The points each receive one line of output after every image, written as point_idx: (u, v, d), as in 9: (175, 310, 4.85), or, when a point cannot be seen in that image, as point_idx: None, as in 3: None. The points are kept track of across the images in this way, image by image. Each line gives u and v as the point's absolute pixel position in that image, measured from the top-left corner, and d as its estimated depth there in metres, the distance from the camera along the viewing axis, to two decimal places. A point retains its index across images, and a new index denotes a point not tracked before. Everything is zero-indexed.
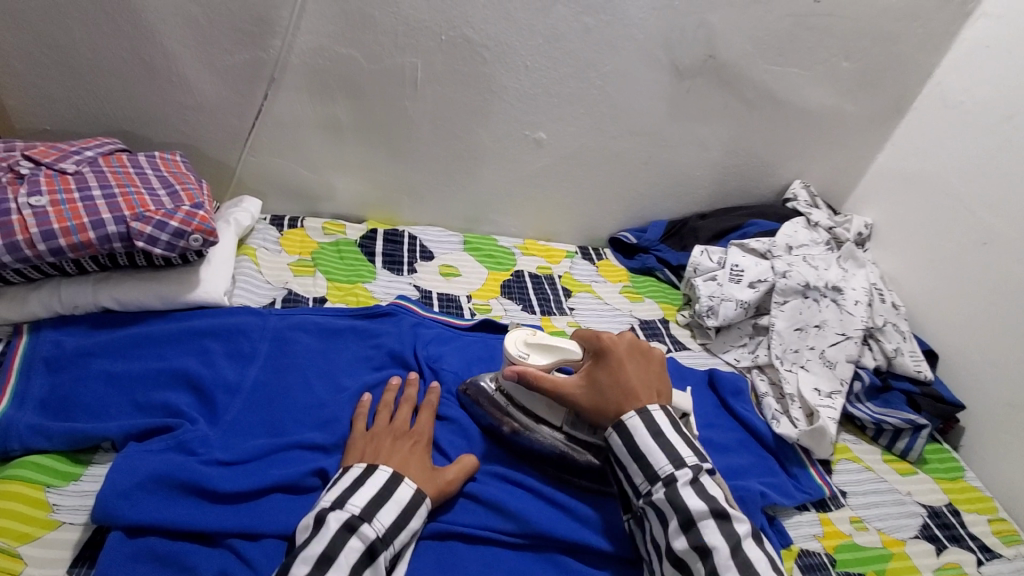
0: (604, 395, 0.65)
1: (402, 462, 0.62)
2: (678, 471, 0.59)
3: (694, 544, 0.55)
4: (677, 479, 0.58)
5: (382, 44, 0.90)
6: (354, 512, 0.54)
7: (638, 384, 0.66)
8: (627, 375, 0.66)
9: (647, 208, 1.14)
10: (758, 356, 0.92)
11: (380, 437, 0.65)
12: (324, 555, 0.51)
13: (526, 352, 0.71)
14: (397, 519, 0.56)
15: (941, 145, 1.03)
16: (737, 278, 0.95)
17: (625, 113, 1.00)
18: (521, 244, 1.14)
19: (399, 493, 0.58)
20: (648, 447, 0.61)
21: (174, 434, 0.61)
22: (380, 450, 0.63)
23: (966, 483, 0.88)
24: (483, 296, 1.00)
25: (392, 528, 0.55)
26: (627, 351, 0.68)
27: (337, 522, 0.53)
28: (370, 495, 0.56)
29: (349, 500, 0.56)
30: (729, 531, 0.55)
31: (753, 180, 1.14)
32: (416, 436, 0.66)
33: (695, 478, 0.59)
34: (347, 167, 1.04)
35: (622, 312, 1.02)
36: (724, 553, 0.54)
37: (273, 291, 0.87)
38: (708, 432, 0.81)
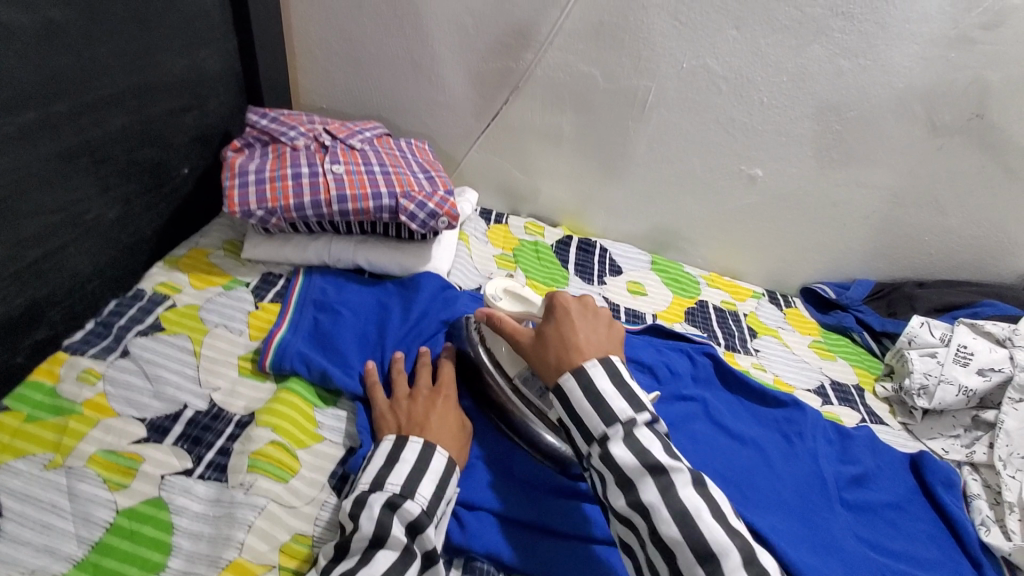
0: (547, 348, 0.61)
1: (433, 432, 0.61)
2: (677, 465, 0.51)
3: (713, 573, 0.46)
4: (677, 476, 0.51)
5: (623, 66, 0.96)
6: (394, 491, 0.54)
7: (588, 342, 0.60)
8: (572, 330, 0.61)
9: (854, 265, 1.09)
10: (975, 453, 0.82)
11: (411, 405, 0.64)
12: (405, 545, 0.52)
13: (500, 297, 0.80)
14: (437, 491, 0.57)
15: None
16: (963, 361, 0.86)
17: (858, 161, 0.96)
18: (705, 275, 1.14)
19: (433, 466, 0.58)
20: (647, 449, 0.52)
21: None
22: (414, 412, 0.63)
23: None
24: (668, 317, 1.00)
25: (434, 500, 0.56)
26: (580, 312, 0.63)
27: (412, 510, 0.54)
28: (406, 480, 0.56)
29: (418, 490, 0.56)
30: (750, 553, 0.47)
31: (992, 258, 1.03)
32: (442, 395, 0.66)
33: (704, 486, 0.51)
34: (557, 174, 1.11)
35: (811, 366, 0.96)
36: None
37: (480, 278, 0.96)
38: (896, 514, 0.74)
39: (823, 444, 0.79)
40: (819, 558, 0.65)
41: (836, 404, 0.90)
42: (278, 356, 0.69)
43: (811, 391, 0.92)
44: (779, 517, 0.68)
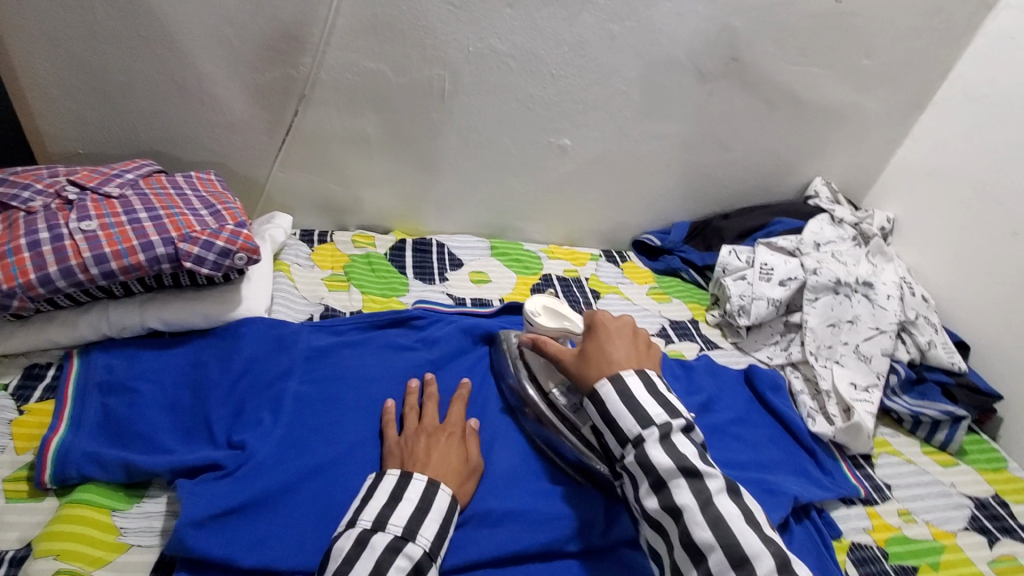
0: (590, 367, 0.65)
1: (433, 469, 0.61)
2: (646, 431, 0.57)
3: (665, 504, 0.55)
4: (645, 438, 0.57)
5: (411, 58, 0.92)
6: (365, 526, 0.54)
7: (622, 356, 0.65)
8: (607, 344, 0.66)
9: (670, 211, 1.17)
10: (792, 353, 0.93)
11: (414, 441, 0.65)
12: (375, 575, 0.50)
13: (540, 313, 0.80)
14: (438, 531, 0.56)
15: (958, 140, 1.04)
16: (766, 276, 0.97)
17: (647, 116, 1.04)
18: (546, 249, 1.16)
19: (437, 507, 0.58)
20: (617, 411, 0.60)
21: (223, 468, 0.61)
22: (420, 450, 0.64)
23: (1009, 473, 0.85)
24: (515, 299, 1.00)
25: (436, 541, 0.56)
26: (619, 328, 0.68)
27: (382, 543, 0.52)
28: (377, 514, 0.55)
29: (390, 520, 0.55)
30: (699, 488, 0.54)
31: (773, 179, 1.17)
32: (447, 433, 0.66)
33: (663, 436, 0.57)
34: (375, 180, 1.06)
35: (652, 313, 1.03)
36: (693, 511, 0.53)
37: (309, 307, 0.88)
38: (742, 428, 0.80)
39: (676, 381, 0.84)
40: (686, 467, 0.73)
41: (677, 342, 0.97)
42: (58, 464, 0.59)
43: (654, 335, 0.98)
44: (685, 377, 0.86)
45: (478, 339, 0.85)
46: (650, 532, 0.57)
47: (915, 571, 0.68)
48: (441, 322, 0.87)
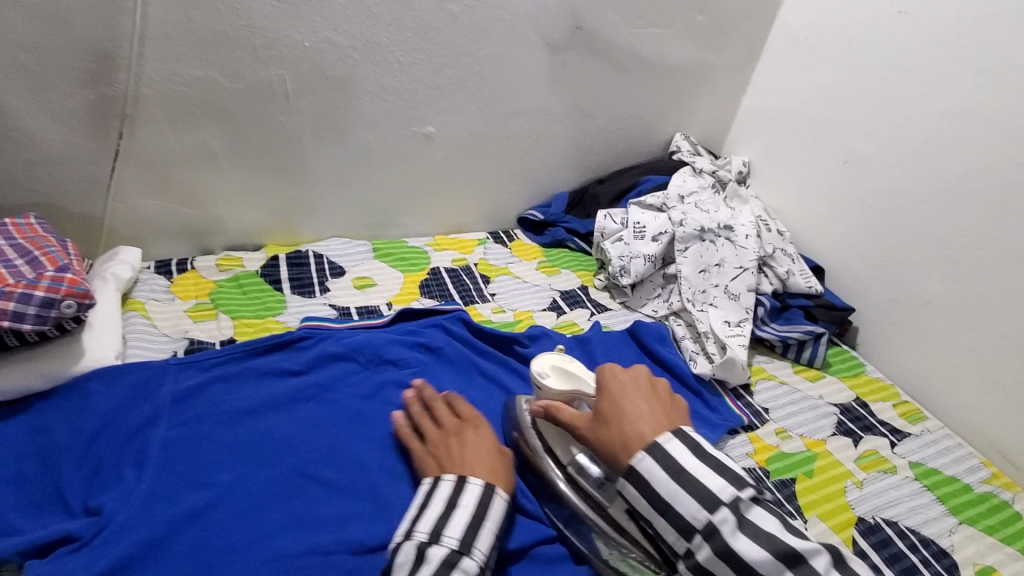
0: (609, 429, 0.58)
1: (480, 469, 0.61)
2: (716, 516, 0.49)
3: (721, 554, 0.49)
4: (717, 524, 0.49)
5: (242, 61, 0.86)
6: (423, 539, 0.54)
7: (644, 414, 0.57)
8: (628, 407, 0.58)
9: (547, 184, 1.19)
10: (672, 303, 0.98)
11: (444, 441, 0.65)
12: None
13: (546, 373, 0.70)
14: (468, 525, 0.56)
15: (791, 82, 1.13)
16: (640, 234, 1.01)
17: (505, 93, 1.04)
18: (432, 241, 1.14)
19: (493, 515, 0.57)
20: (646, 469, 0.53)
21: (80, 540, 0.56)
22: (454, 450, 0.63)
23: (867, 376, 0.95)
24: (403, 299, 0.98)
25: (469, 532, 0.55)
26: (633, 381, 0.61)
27: (438, 556, 0.52)
28: (433, 526, 0.55)
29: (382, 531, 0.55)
30: (756, 531, 0.49)
31: (638, 140, 1.21)
32: (473, 429, 0.66)
33: (739, 519, 0.49)
34: (233, 196, 0.98)
35: (542, 287, 1.05)
36: (767, 568, 0.47)
37: (172, 343, 0.82)
38: None
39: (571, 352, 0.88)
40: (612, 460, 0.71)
41: (569, 311, 1.00)
42: None
43: (546, 309, 1.00)
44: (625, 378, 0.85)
45: (370, 356, 0.80)
46: None
47: (793, 482, 0.75)
48: (329, 339, 0.81)
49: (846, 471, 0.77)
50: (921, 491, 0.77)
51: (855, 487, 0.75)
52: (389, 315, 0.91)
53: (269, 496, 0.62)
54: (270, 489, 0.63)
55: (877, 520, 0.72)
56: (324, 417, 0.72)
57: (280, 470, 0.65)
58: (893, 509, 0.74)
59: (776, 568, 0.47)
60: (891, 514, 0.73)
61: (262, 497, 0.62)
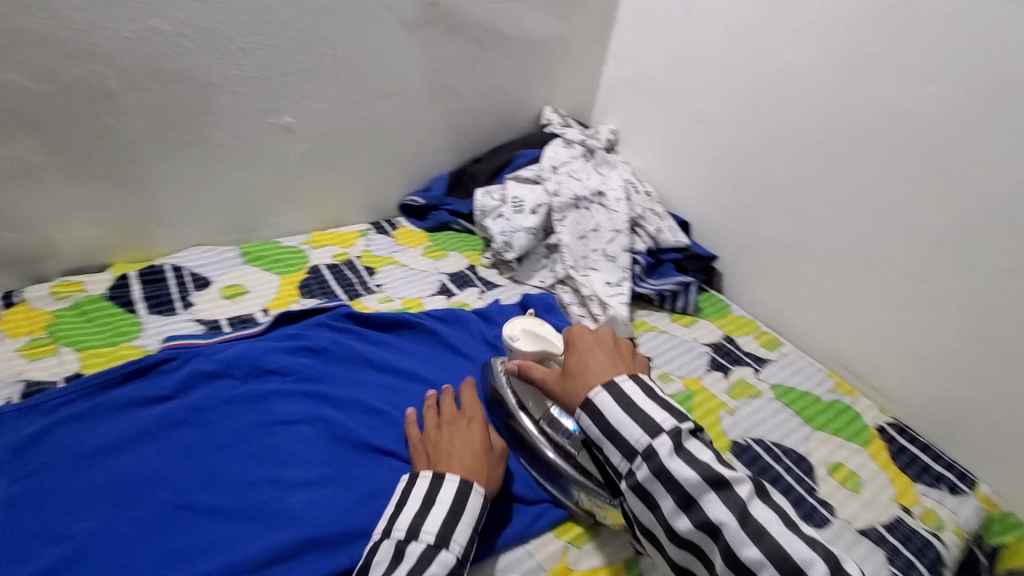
0: (574, 382, 0.61)
1: (459, 462, 0.61)
2: (655, 441, 0.54)
3: (698, 522, 0.51)
4: (658, 451, 0.54)
5: (46, 57, 0.74)
6: (400, 537, 0.54)
7: (603, 365, 0.61)
8: (587, 357, 0.62)
9: (424, 168, 1.17)
10: (557, 272, 1.01)
11: (436, 433, 0.66)
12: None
13: (518, 334, 0.77)
14: (446, 517, 0.56)
15: (642, 50, 1.19)
16: (519, 209, 1.03)
17: (365, 77, 1.00)
18: (308, 239, 1.09)
19: (468, 512, 0.57)
20: (621, 422, 0.56)
21: None
22: (441, 442, 0.64)
23: (732, 314, 1.05)
24: (281, 303, 0.92)
25: (447, 526, 0.55)
26: (598, 337, 0.64)
27: (418, 551, 0.53)
28: (410, 521, 0.55)
29: (393, 526, 0.55)
30: (732, 498, 0.51)
31: (509, 116, 1.22)
32: (471, 421, 0.67)
33: (677, 446, 0.54)
34: (63, 213, 0.86)
35: (429, 272, 1.04)
36: (733, 526, 0.50)
37: (3, 390, 0.71)
38: None
39: (466, 330, 0.88)
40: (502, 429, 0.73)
41: (458, 292, 0.99)
42: None
43: (435, 293, 0.99)
44: None
45: (249, 368, 0.75)
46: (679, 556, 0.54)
47: None
48: (198, 356, 0.74)
49: (720, 402, 0.85)
50: (782, 408, 0.86)
51: (728, 415, 0.83)
52: (265, 322, 0.85)
53: (141, 540, 0.56)
54: (143, 529, 0.57)
55: (748, 441, 0.80)
56: (200, 441, 0.66)
57: (154, 508, 0.59)
58: (760, 429, 0.82)
59: (705, 492, 0.52)
60: (758, 433, 0.82)
61: (133, 540, 0.56)
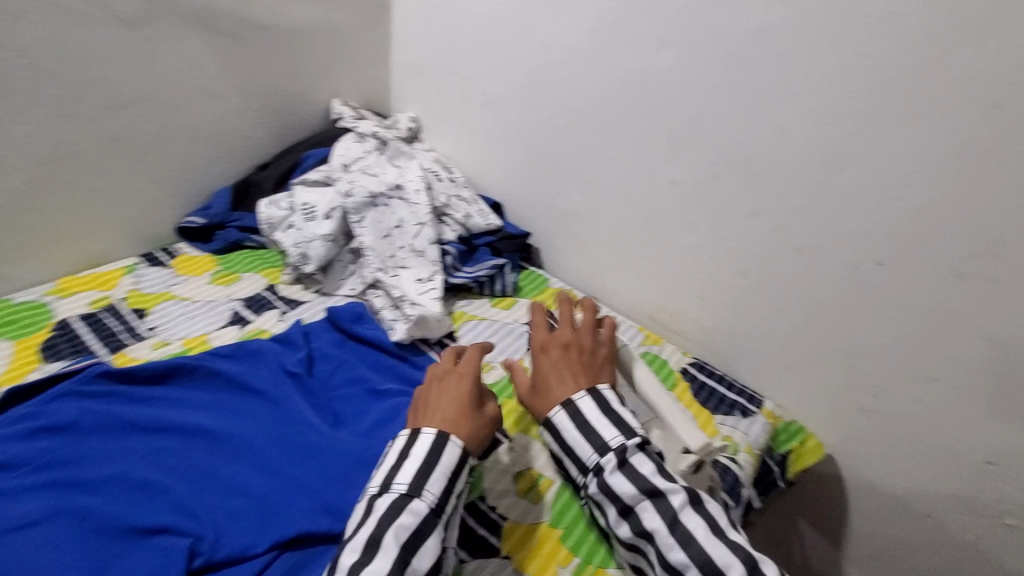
0: (547, 385, 0.70)
1: (443, 424, 0.64)
2: (603, 458, 0.63)
3: (637, 530, 0.60)
4: (605, 467, 0.63)
5: None
6: (373, 492, 0.59)
7: (566, 375, 0.70)
8: (555, 377, 0.70)
9: (197, 183, 1.02)
10: (365, 277, 0.94)
11: (428, 389, 0.68)
12: (374, 538, 0.54)
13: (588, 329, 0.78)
14: (441, 483, 0.59)
15: (423, 32, 1.14)
16: (311, 216, 0.94)
17: (83, 86, 0.83)
18: (53, 287, 0.89)
19: (444, 462, 0.60)
20: (575, 441, 0.65)
21: None
22: (442, 396, 0.67)
23: (552, 287, 1.07)
24: (16, 374, 0.75)
25: (442, 494, 0.59)
26: (572, 335, 0.74)
27: (385, 503, 0.57)
28: (384, 477, 0.60)
29: (394, 480, 0.59)
30: (664, 508, 0.59)
31: (291, 114, 1.11)
32: (461, 372, 0.68)
33: (622, 461, 0.62)
34: None
35: (219, 301, 0.91)
36: (664, 533, 0.58)
37: None
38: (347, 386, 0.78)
39: (262, 362, 0.78)
40: (308, 466, 0.65)
41: (255, 318, 0.88)
42: None
43: (226, 324, 0.87)
44: (346, 376, 0.79)
45: None
46: (630, 555, 0.62)
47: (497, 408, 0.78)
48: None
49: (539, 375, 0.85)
50: None
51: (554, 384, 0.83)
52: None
53: None
54: None
55: None
56: None
57: None
58: None
59: (646, 499, 0.60)
60: None
61: None
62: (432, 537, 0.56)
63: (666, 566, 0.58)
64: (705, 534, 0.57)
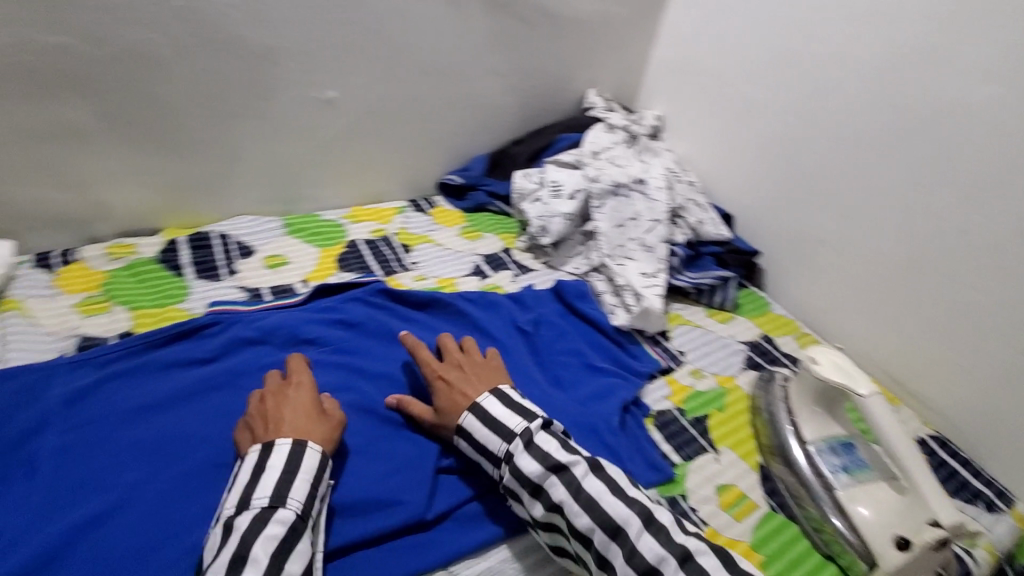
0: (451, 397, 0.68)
1: (297, 429, 0.60)
2: (510, 445, 0.62)
3: (547, 507, 0.59)
4: (513, 453, 0.62)
5: (105, 23, 0.76)
6: (262, 505, 0.53)
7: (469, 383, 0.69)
8: (459, 393, 0.68)
9: (463, 147, 1.17)
10: (592, 259, 0.99)
11: (262, 406, 0.64)
12: (239, 555, 0.49)
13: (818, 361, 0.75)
14: (309, 489, 0.56)
15: (694, 34, 1.14)
16: (557, 193, 1.01)
17: (410, 53, 0.99)
18: (347, 213, 1.10)
19: (306, 468, 0.57)
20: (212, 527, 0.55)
21: None
22: (271, 412, 0.62)
23: (772, 313, 1.02)
24: (320, 275, 0.94)
25: (309, 501, 0.55)
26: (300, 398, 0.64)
27: (246, 521, 0.52)
28: (240, 497, 0.54)
29: (253, 496, 0.54)
30: (569, 480, 0.59)
31: (552, 98, 1.20)
32: (291, 390, 0.65)
33: (528, 445, 0.61)
34: (116, 177, 0.89)
35: (464, 253, 1.04)
36: (569, 504, 0.58)
37: (61, 342, 0.74)
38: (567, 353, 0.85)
39: (498, 313, 0.88)
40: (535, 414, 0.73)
41: (492, 274, 0.99)
42: None
43: (469, 274, 0.99)
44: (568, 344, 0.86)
45: (288, 338, 0.77)
46: (548, 537, 0.61)
47: (706, 418, 0.80)
48: (238, 323, 0.77)
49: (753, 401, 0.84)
50: None
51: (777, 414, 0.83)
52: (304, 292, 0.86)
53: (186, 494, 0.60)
54: (187, 482, 0.61)
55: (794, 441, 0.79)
56: (239, 404, 0.69)
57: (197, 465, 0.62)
58: None
59: (602, 532, 0.56)
60: None
61: (173, 495, 0.59)
62: (303, 541, 0.53)
63: (577, 536, 0.57)
64: (604, 494, 0.58)
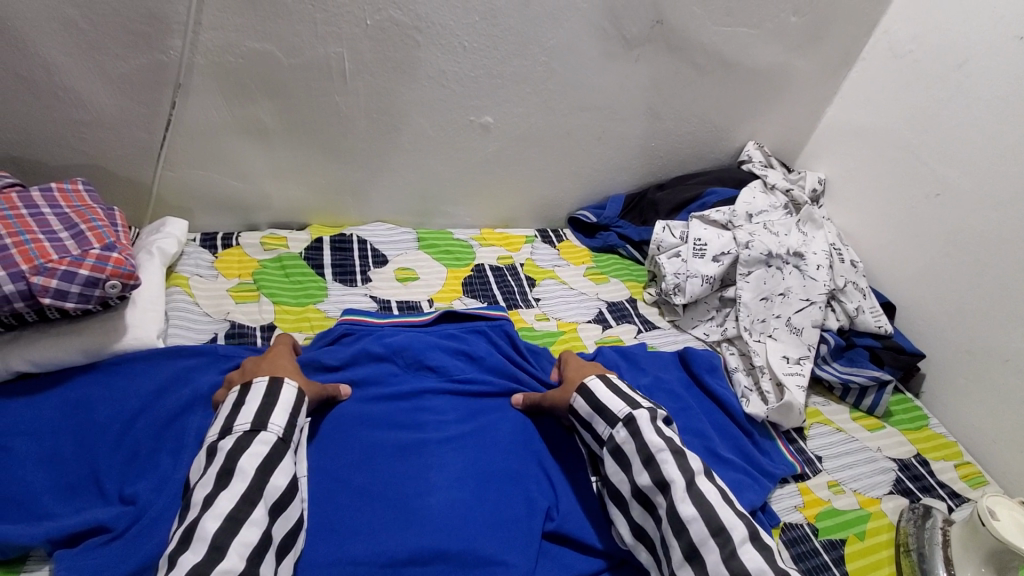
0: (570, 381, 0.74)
1: (288, 372, 0.66)
2: (635, 411, 0.66)
3: (655, 478, 0.61)
4: (635, 417, 0.65)
5: (301, 35, 0.81)
6: (213, 437, 0.58)
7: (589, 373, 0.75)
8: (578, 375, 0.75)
9: (603, 185, 1.13)
10: (727, 329, 0.92)
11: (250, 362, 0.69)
12: (225, 469, 0.55)
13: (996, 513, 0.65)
14: (289, 419, 0.61)
15: (884, 99, 1.02)
16: (700, 253, 0.95)
17: (571, 88, 0.97)
18: (477, 234, 1.10)
19: (282, 399, 0.62)
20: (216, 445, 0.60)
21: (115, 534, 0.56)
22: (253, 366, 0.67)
23: (930, 430, 0.89)
24: (446, 297, 0.95)
25: (288, 428, 0.61)
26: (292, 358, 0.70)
27: (228, 444, 0.57)
28: (222, 424, 0.59)
29: (235, 424, 0.59)
30: (685, 464, 0.60)
31: (706, 146, 1.13)
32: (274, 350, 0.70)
33: (652, 417, 0.65)
34: (281, 173, 0.95)
35: (589, 296, 1.00)
36: (680, 485, 0.59)
37: (214, 325, 0.81)
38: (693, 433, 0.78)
39: (620, 370, 0.82)
40: None
41: (615, 325, 0.95)
42: None
43: (591, 320, 0.95)
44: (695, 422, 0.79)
45: (412, 360, 0.77)
46: (640, 513, 0.62)
47: (842, 544, 0.71)
48: (370, 335, 0.78)
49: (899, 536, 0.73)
50: None
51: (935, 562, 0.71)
52: (431, 312, 0.86)
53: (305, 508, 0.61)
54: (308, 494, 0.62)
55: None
56: (361, 421, 0.69)
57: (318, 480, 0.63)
58: None
59: (704, 525, 0.56)
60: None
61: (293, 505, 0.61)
62: (284, 461, 0.58)
63: (673, 519, 0.58)
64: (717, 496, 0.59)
